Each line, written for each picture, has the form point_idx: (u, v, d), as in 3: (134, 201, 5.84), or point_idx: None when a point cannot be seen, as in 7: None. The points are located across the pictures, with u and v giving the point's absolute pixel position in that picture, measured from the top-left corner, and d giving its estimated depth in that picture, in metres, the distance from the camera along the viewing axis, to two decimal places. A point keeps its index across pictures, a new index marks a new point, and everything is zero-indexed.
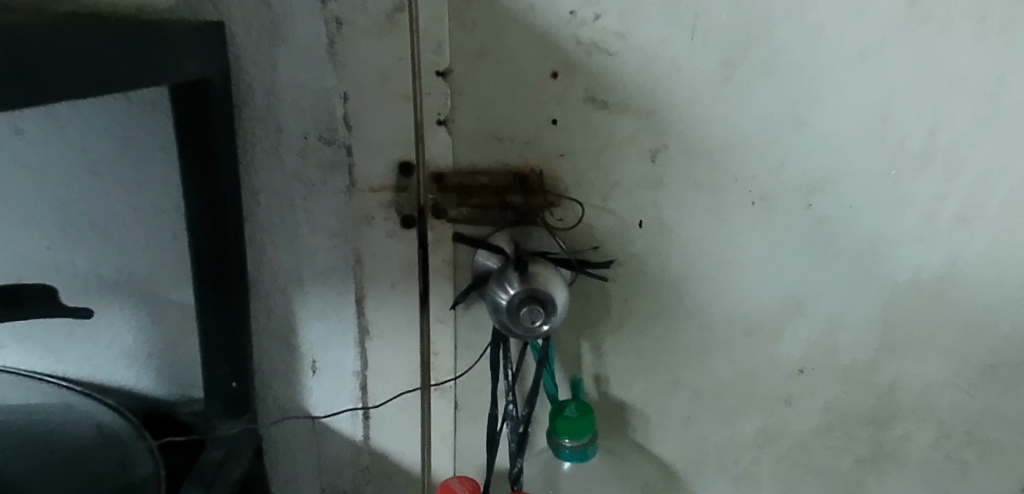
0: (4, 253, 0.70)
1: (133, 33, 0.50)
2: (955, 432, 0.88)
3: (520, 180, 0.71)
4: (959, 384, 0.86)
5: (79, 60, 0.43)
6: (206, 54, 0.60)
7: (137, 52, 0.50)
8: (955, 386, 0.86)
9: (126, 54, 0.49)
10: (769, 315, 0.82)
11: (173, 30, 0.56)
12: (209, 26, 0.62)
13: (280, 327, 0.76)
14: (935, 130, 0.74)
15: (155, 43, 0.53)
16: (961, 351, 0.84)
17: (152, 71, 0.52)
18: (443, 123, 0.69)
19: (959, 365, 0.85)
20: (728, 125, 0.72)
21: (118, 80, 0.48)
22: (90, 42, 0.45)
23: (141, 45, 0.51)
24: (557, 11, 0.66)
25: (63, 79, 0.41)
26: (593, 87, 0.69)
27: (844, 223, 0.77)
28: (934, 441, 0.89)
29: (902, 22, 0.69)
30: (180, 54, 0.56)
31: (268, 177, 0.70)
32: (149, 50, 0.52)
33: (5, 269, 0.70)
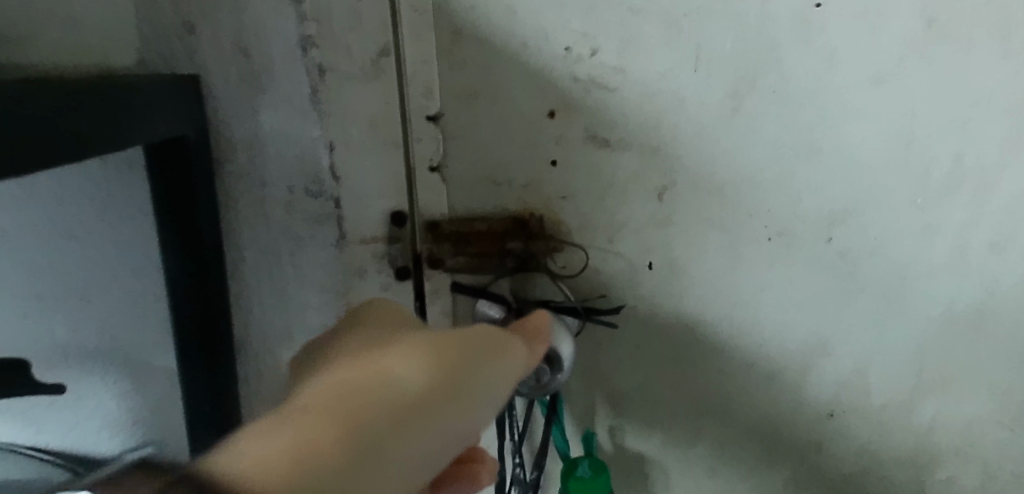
0: None
1: (92, 94, 0.47)
2: (1004, 474, 0.81)
3: (520, 225, 0.68)
4: (1003, 421, 0.79)
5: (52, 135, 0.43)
6: (178, 112, 0.58)
7: (98, 116, 0.48)
8: (1000, 425, 0.79)
9: (100, 122, 0.48)
10: (792, 356, 0.77)
11: (141, 86, 0.53)
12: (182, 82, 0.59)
13: (271, 392, 0.71)
14: (962, 154, 0.68)
15: (118, 103, 0.50)
16: (1005, 387, 0.77)
17: (115, 133, 0.50)
18: (436, 169, 0.66)
19: (1003, 401, 0.78)
20: (739, 157, 0.68)
21: (78, 151, 0.46)
22: (44, 114, 0.42)
23: (102, 107, 0.48)
24: (551, 47, 0.63)
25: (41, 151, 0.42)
26: (593, 124, 0.66)
27: (869, 257, 0.72)
28: (980, 484, 0.82)
29: (920, 44, 0.65)
30: (149, 111, 0.53)
31: (255, 232, 0.66)
32: (107, 120, 0.49)
33: None
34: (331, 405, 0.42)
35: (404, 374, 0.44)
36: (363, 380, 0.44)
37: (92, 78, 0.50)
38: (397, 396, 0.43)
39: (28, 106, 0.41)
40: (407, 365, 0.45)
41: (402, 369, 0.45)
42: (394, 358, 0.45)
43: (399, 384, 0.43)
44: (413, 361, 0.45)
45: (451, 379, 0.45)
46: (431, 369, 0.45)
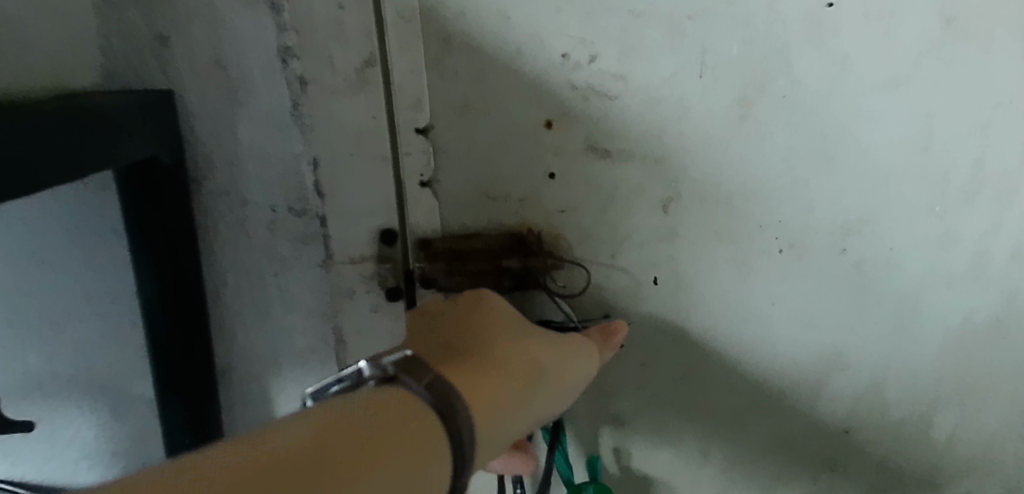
0: None
1: (35, 124, 0.43)
2: None
3: (518, 241, 0.64)
4: None
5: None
6: (150, 130, 0.54)
7: (44, 147, 0.44)
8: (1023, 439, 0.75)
9: (52, 149, 0.44)
10: (805, 372, 0.73)
11: (100, 107, 0.49)
12: (152, 97, 0.55)
13: (257, 418, 0.68)
14: (982, 159, 0.64)
15: (70, 130, 0.46)
16: None
17: (68, 163, 0.46)
18: (427, 184, 0.62)
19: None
20: (747, 166, 0.64)
21: (20, 188, 0.42)
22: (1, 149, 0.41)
23: (49, 137, 0.44)
24: (547, 54, 0.59)
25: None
26: (593, 134, 0.62)
27: (885, 268, 0.68)
28: None
29: (937, 44, 0.61)
30: (113, 134, 0.50)
31: (236, 254, 0.63)
32: (60, 145, 0.45)
33: None
34: (512, 375, 0.50)
35: (558, 363, 0.53)
36: (528, 359, 0.52)
37: (55, 102, 0.47)
38: (556, 385, 0.53)
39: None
40: (559, 356, 0.54)
41: (557, 359, 0.53)
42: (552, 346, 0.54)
43: (556, 374, 0.53)
44: (567, 355, 0.54)
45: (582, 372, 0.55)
46: (574, 360, 0.55)
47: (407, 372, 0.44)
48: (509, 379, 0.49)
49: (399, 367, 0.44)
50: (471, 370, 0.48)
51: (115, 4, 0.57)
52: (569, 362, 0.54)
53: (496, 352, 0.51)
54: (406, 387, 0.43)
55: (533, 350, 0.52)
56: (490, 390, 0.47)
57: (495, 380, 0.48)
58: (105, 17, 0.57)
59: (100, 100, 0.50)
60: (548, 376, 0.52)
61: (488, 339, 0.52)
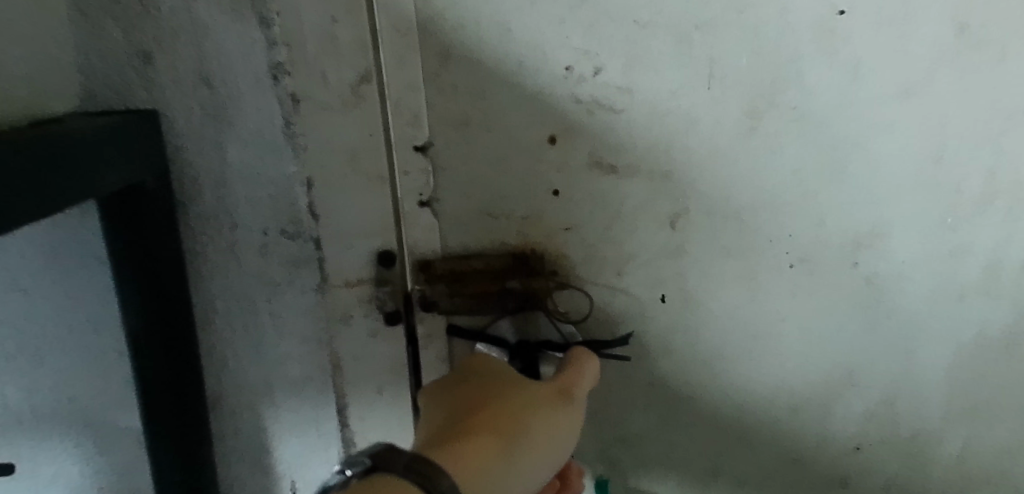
0: None
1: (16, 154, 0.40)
2: None
3: (520, 261, 0.62)
4: None
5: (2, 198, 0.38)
6: (129, 155, 0.50)
7: (24, 181, 0.40)
8: None
9: (43, 178, 0.42)
10: (817, 391, 0.70)
11: (76, 133, 0.45)
12: (130, 118, 0.51)
13: (249, 448, 0.64)
14: (995, 169, 0.62)
15: (49, 160, 0.42)
16: None
17: (51, 193, 0.43)
18: (426, 204, 0.60)
19: None
20: (757, 180, 0.62)
21: (12, 218, 0.39)
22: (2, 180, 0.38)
23: (29, 169, 0.41)
24: (550, 67, 0.57)
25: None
26: (598, 150, 0.60)
27: (899, 282, 0.66)
28: None
29: (951, 51, 0.58)
30: (90, 163, 0.46)
31: (226, 279, 0.60)
32: (48, 175, 0.42)
33: None
34: (502, 434, 0.49)
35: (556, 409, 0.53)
36: (523, 407, 0.52)
37: (38, 128, 0.44)
38: (544, 444, 0.52)
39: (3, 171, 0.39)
40: (551, 412, 0.53)
41: (546, 416, 0.53)
42: (542, 403, 0.53)
43: (545, 431, 0.52)
44: (559, 413, 0.54)
45: (571, 428, 0.54)
46: (566, 417, 0.54)
47: (384, 458, 0.42)
48: (495, 440, 0.49)
49: (373, 455, 0.43)
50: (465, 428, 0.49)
51: (93, 19, 0.54)
52: (560, 419, 0.53)
53: (489, 412, 0.51)
54: (388, 474, 0.42)
55: (522, 409, 0.52)
56: (472, 451, 0.47)
57: (480, 440, 0.48)
58: (83, 33, 0.54)
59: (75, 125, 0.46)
60: (536, 433, 0.51)
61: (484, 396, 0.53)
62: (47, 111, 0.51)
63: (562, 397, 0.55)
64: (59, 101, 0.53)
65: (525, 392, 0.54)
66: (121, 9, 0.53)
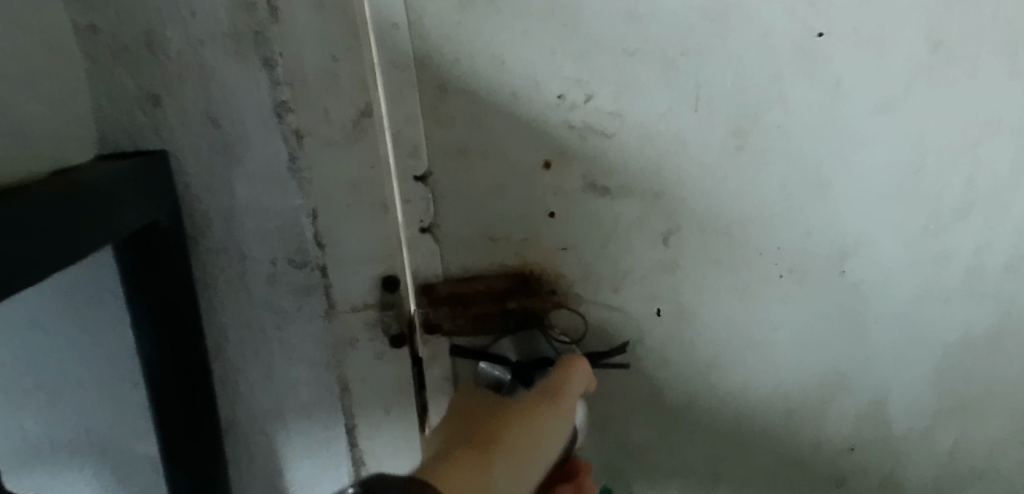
0: None
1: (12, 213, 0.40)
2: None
3: (520, 282, 0.64)
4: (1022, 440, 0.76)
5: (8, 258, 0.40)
6: (136, 202, 0.51)
7: (35, 235, 0.42)
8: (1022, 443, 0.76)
9: (58, 230, 0.44)
10: (810, 396, 0.72)
11: (80, 187, 0.46)
12: (137, 163, 0.53)
13: (263, 469, 0.66)
14: (972, 178, 0.65)
15: (47, 216, 0.43)
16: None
17: (68, 243, 0.45)
18: (427, 230, 0.62)
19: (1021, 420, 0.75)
20: (746, 196, 0.64)
21: (23, 274, 0.41)
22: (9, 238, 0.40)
23: (28, 226, 0.41)
24: (542, 96, 0.59)
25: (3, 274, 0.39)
26: (591, 173, 0.62)
27: (884, 290, 0.68)
28: None
29: (928, 68, 0.60)
30: (99, 215, 0.47)
31: (236, 309, 0.62)
32: (65, 226, 0.44)
33: None
34: (514, 428, 0.51)
35: (554, 405, 0.56)
36: (524, 405, 0.54)
37: (56, 178, 0.46)
38: (552, 434, 0.54)
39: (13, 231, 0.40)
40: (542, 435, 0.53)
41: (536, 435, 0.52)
42: (541, 406, 0.54)
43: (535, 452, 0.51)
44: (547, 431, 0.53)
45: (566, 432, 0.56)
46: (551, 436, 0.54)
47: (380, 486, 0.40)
48: (486, 461, 0.47)
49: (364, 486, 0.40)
50: (478, 430, 0.51)
51: (103, 65, 0.56)
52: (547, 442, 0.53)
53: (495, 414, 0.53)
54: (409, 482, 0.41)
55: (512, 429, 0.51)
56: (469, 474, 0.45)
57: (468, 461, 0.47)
58: (92, 78, 0.56)
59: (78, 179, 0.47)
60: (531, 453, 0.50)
61: (486, 404, 0.54)
62: (64, 156, 0.53)
63: (560, 402, 0.56)
64: (74, 146, 0.54)
65: (513, 411, 0.53)
66: (129, 55, 0.55)
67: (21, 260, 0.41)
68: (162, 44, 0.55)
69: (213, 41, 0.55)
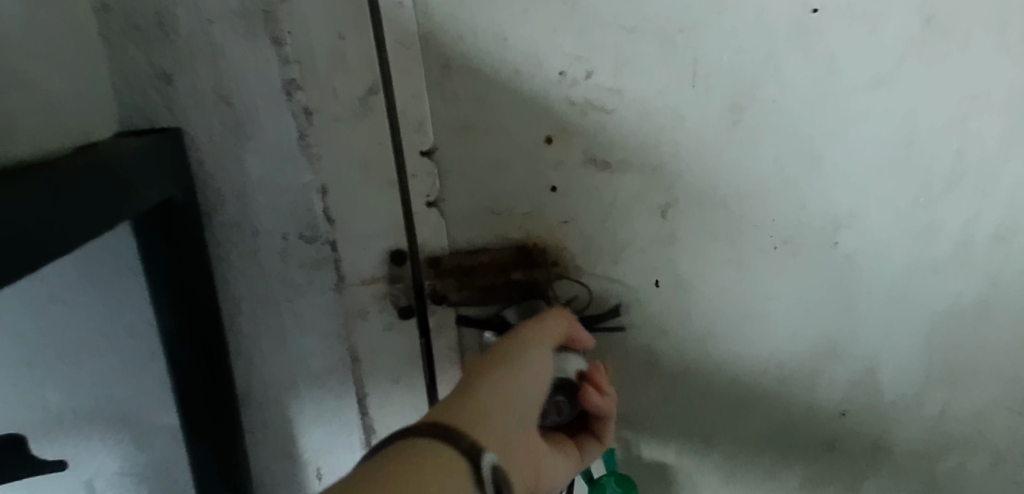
0: None
1: (19, 188, 0.40)
2: (1011, 455, 0.82)
3: (524, 253, 0.66)
4: (1009, 406, 0.78)
5: (54, 226, 0.42)
6: (143, 184, 0.52)
7: (73, 206, 0.44)
8: (1008, 409, 0.79)
9: (90, 201, 0.46)
10: (804, 363, 0.75)
11: (95, 168, 0.47)
12: (146, 144, 0.53)
13: (278, 437, 0.69)
14: (962, 151, 0.67)
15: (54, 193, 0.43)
16: (1010, 371, 0.77)
17: (99, 214, 0.47)
18: (433, 205, 0.63)
19: (1009, 386, 0.77)
20: (742, 170, 0.66)
21: (65, 241, 0.43)
22: (53, 207, 0.42)
23: (38, 201, 0.41)
24: (545, 73, 0.60)
25: (51, 239, 0.42)
26: (592, 148, 0.63)
27: (876, 260, 0.70)
28: (989, 466, 0.82)
29: (920, 43, 0.62)
30: (125, 188, 0.50)
31: (249, 283, 0.64)
32: (97, 198, 0.47)
33: None
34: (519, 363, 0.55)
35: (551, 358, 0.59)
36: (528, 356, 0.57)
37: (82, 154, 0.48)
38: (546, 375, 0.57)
39: (56, 201, 0.43)
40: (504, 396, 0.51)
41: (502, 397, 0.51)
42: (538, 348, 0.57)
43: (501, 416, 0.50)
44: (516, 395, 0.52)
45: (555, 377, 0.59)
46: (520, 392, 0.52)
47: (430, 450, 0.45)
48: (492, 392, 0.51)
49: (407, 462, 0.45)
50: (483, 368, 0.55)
51: (116, 45, 0.57)
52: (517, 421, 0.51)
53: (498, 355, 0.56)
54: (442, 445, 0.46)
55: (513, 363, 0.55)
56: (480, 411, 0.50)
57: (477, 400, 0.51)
58: (106, 58, 0.57)
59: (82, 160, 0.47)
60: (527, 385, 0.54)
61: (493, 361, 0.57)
62: (91, 136, 0.55)
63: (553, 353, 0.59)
64: (97, 125, 0.56)
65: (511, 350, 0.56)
66: (142, 35, 0.57)
67: (64, 228, 0.43)
68: (174, 24, 0.57)
69: (224, 20, 0.56)
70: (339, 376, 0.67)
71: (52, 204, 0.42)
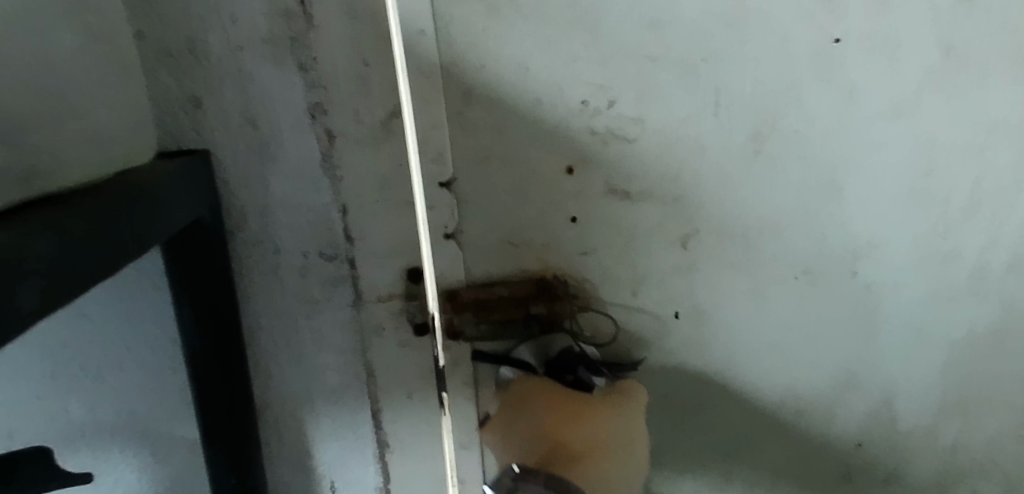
0: None
1: (54, 220, 0.40)
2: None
3: (543, 287, 0.66)
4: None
5: (104, 250, 0.44)
6: (154, 222, 0.50)
7: (119, 229, 0.46)
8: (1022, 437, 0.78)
9: (133, 223, 0.48)
10: (821, 393, 0.74)
11: (136, 190, 0.48)
12: (163, 178, 0.52)
13: (292, 451, 0.70)
14: (980, 179, 0.66)
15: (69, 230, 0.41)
16: None
17: (140, 234, 0.48)
18: (452, 236, 0.63)
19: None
20: (762, 199, 0.66)
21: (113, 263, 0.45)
22: (103, 231, 0.44)
23: (71, 233, 0.41)
24: (567, 102, 0.61)
25: (101, 262, 0.44)
26: (612, 178, 0.64)
27: (895, 289, 0.70)
28: None
29: (941, 74, 0.62)
30: (161, 207, 0.51)
31: (269, 300, 0.65)
32: (138, 219, 0.48)
33: None
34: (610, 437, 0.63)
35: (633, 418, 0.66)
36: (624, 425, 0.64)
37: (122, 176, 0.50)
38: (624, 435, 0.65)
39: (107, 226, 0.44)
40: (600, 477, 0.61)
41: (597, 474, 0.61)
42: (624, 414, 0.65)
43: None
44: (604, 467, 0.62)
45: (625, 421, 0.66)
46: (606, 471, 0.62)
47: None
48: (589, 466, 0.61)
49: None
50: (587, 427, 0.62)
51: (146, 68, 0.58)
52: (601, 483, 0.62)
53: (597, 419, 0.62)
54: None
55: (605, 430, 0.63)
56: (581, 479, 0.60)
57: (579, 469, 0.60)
58: None
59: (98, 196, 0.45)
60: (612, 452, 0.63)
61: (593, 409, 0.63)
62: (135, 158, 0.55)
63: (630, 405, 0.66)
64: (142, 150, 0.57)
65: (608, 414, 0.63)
66: (172, 59, 0.58)
67: (112, 251, 0.45)
68: (204, 49, 0.58)
69: (253, 46, 0.58)
70: (354, 390, 0.68)
71: (103, 229, 0.44)
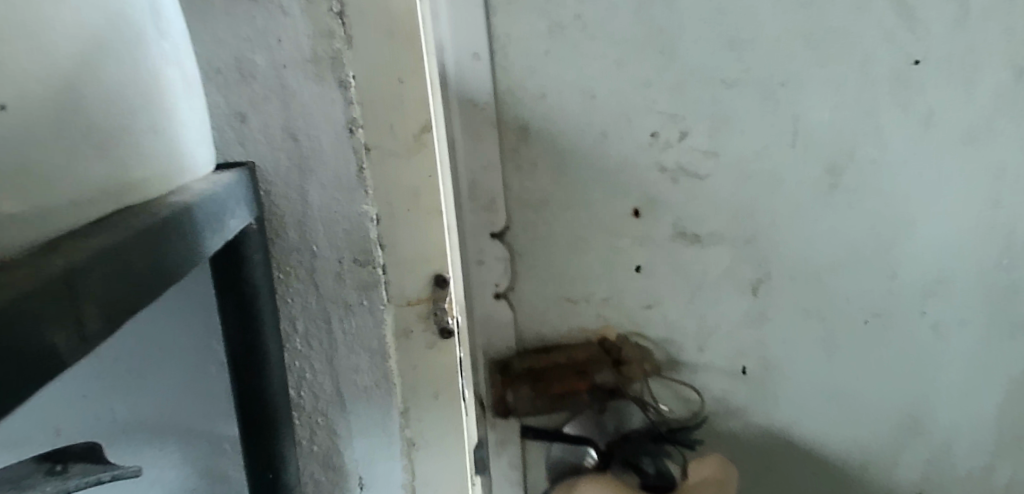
0: (38, 406, 0.68)
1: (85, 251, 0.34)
2: None
3: (598, 354, 0.86)
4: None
5: (146, 276, 0.39)
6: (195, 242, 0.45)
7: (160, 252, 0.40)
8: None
9: (174, 244, 0.42)
10: (884, 418, 0.92)
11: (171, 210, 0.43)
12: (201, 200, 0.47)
13: (322, 449, 0.71)
14: (997, 205, 0.84)
15: (83, 268, 0.34)
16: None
17: (184, 255, 0.43)
18: (501, 296, 0.85)
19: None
20: (839, 234, 0.84)
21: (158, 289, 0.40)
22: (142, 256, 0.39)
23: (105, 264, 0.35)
24: (638, 137, 0.80)
25: (145, 290, 0.38)
26: (683, 222, 0.83)
27: (943, 304, 0.88)
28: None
29: (989, 116, 0.81)
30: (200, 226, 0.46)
31: (303, 301, 0.67)
32: (181, 240, 0.43)
33: (41, 423, 0.69)
34: None
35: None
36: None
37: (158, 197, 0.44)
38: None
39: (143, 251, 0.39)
40: None
41: None
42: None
43: None
44: None
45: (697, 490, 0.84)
46: None
47: None
48: None
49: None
50: None
51: None
52: None
53: None
54: None
55: None
56: None
57: None
58: None
59: (115, 227, 0.38)
60: None
61: None
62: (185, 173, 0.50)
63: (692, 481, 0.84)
64: (182, 152, 0.50)
65: None
66: (220, 76, 0.61)
67: (155, 277, 0.40)
68: (251, 68, 0.61)
69: (296, 65, 0.61)
70: (381, 391, 0.70)
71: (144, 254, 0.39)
